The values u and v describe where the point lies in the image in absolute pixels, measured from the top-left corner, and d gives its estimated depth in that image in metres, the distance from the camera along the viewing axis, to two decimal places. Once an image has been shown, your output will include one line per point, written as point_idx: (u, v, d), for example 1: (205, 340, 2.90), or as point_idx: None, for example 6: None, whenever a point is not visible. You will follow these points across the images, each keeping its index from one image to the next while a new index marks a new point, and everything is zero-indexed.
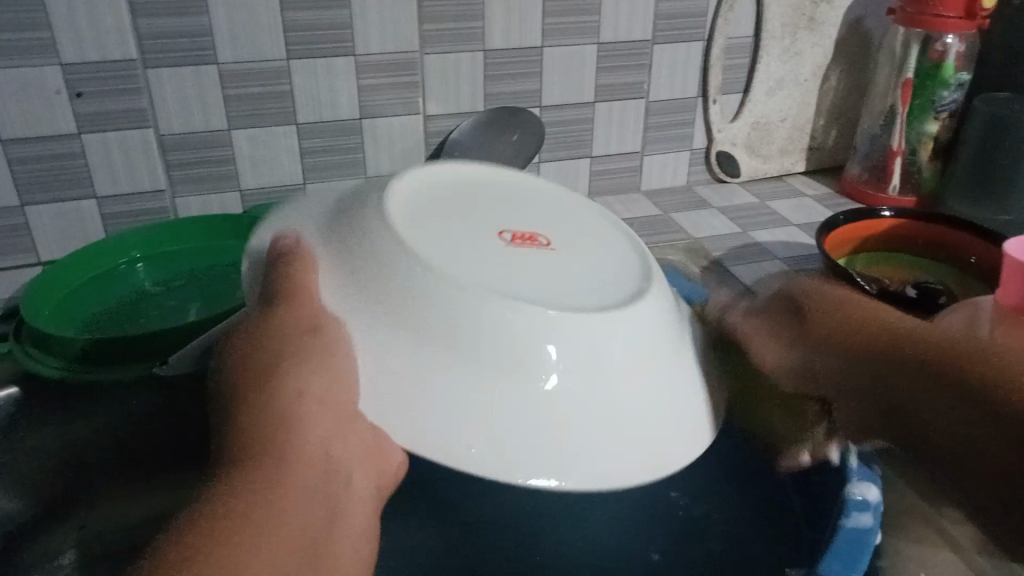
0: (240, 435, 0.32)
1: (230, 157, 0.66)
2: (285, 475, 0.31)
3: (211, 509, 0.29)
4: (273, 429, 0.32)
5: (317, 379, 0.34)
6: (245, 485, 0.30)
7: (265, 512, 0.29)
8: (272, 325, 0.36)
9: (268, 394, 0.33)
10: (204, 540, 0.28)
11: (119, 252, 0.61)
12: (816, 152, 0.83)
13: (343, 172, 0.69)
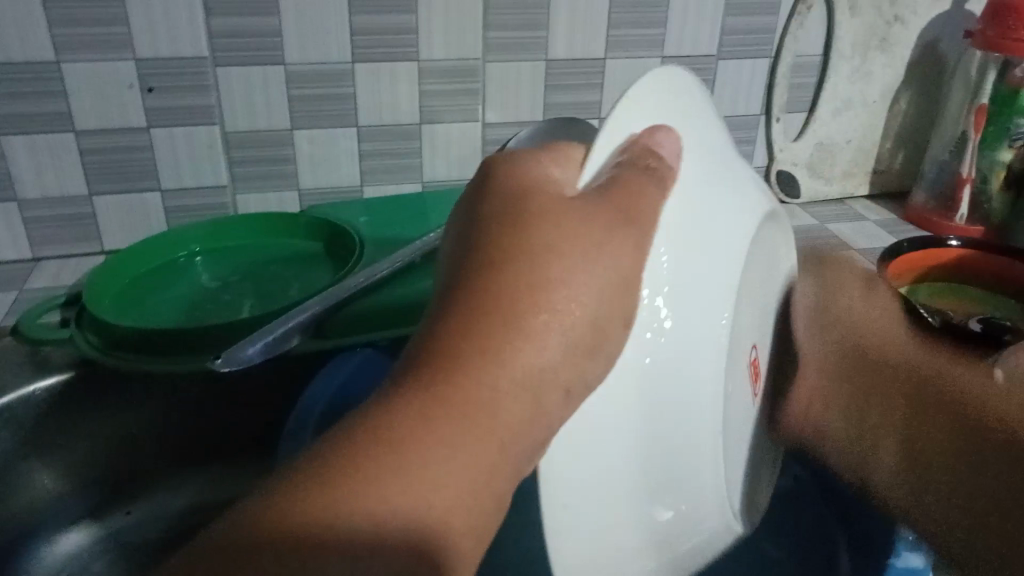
0: (476, 348, 0.28)
1: (291, 156, 0.67)
2: (482, 427, 0.27)
3: (410, 414, 0.27)
4: (501, 370, 0.27)
5: (559, 355, 0.28)
6: (435, 418, 0.27)
7: (437, 462, 0.26)
8: (563, 224, 0.30)
9: (518, 330, 0.28)
10: (352, 470, 0.26)
11: (180, 245, 0.63)
12: (882, 176, 0.81)
13: (400, 176, 0.70)
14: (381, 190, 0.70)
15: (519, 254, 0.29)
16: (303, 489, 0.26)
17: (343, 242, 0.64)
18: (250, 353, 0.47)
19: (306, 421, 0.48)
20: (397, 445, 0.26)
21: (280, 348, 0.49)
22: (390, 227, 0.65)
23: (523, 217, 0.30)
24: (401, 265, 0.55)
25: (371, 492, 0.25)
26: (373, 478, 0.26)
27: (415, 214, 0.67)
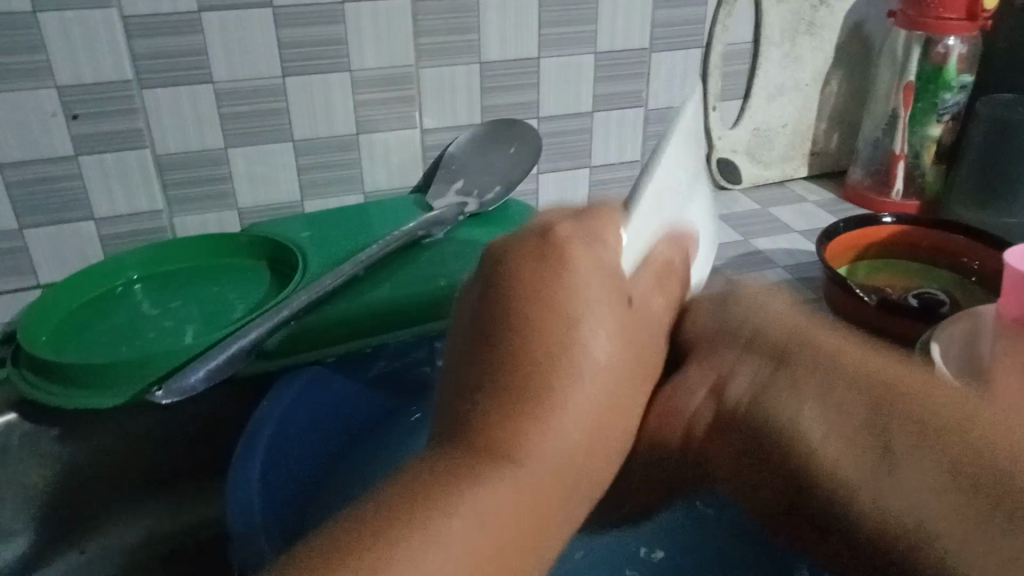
0: (499, 422, 0.30)
1: (227, 175, 0.65)
2: (503, 499, 0.29)
3: (432, 486, 0.29)
4: (521, 445, 0.30)
5: (579, 422, 0.31)
6: (456, 484, 0.29)
7: (473, 528, 0.29)
8: (577, 291, 0.33)
9: (543, 404, 0.30)
10: (382, 530, 0.28)
11: (117, 274, 0.61)
12: (819, 157, 0.82)
13: (341, 188, 0.69)
14: (322, 204, 0.69)
15: (538, 326, 0.32)
16: (333, 551, 0.28)
17: (287, 259, 0.63)
18: (190, 383, 0.46)
19: (257, 441, 0.46)
20: (426, 515, 0.29)
21: (224, 376, 0.48)
22: (332, 241, 0.64)
23: (530, 283, 0.33)
24: (344, 279, 0.55)
25: (400, 553, 0.27)
26: (404, 542, 0.28)
27: (358, 225, 0.66)
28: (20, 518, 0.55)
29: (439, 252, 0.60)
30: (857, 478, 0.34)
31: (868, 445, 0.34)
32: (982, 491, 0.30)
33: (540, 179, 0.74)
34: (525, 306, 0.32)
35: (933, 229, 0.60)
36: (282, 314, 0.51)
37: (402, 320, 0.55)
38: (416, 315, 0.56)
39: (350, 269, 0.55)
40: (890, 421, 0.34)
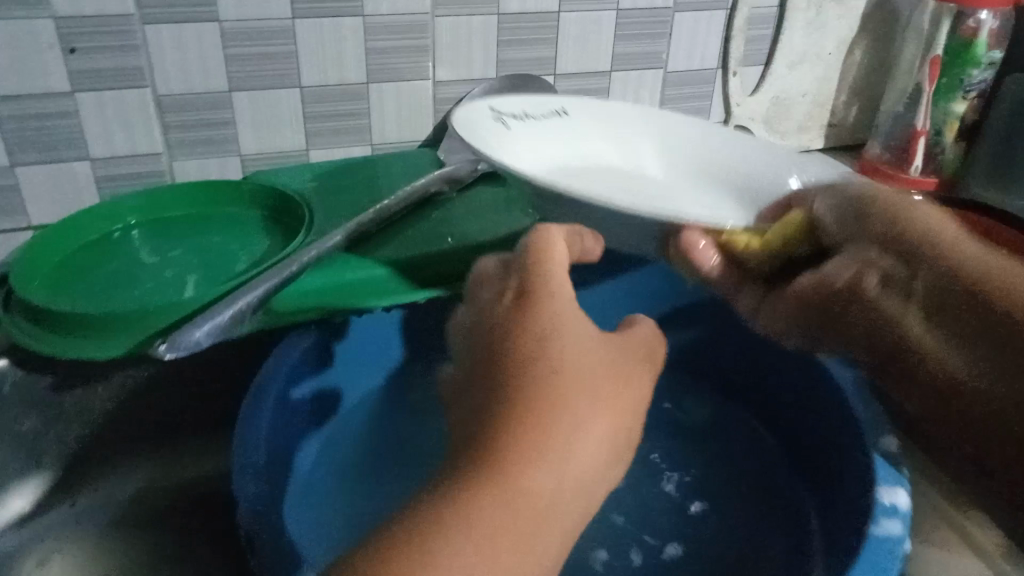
0: (511, 434, 0.32)
1: (231, 120, 0.63)
2: (574, 467, 0.32)
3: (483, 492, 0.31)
4: (552, 463, 0.32)
5: (596, 412, 0.34)
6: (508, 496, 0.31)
7: (501, 543, 0.30)
8: (562, 313, 0.37)
9: (569, 391, 0.33)
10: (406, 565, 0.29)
11: (113, 218, 0.59)
12: (837, 129, 0.80)
13: (347, 138, 0.66)
14: (329, 154, 0.67)
15: (534, 352, 0.35)
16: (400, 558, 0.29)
17: (290, 211, 0.61)
18: (196, 339, 0.44)
19: (264, 400, 0.47)
20: (445, 528, 0.30)
21: (231, 332, 0.47)
22: (338, 192, 0.62)
23: (511, 327, 0.36)
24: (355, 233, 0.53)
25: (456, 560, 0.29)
26: (453, 557, 0.29)
27: (366, 178, 0.64)
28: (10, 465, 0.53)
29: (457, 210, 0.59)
30: (886, 307, 0.45)
31: (943, 304, 0.42)
32: (1010, 349, 0.39)
33: None
34: (518, 339, 0.35)
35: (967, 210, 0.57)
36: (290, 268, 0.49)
37: (410, 276, 0.54)
38: (426, 271, 0.54)
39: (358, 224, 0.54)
40: (923, 259, 0.43)
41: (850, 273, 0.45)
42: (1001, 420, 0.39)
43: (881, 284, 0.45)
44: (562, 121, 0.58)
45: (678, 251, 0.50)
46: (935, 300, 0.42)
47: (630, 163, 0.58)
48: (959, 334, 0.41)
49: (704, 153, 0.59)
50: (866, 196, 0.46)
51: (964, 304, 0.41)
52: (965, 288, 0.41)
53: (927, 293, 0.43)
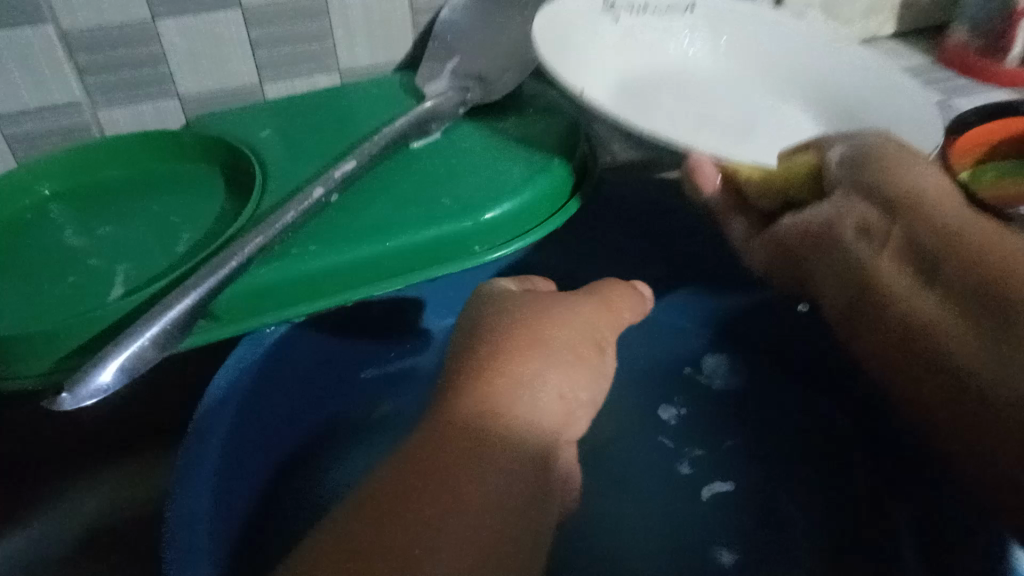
0: (479, 384, 0.33)
1: (161, 55, 0.51)
2: (520, 420, 0.32)
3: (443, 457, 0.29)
4: (511, 401, 0.33)
5: (567, 360, 0.36)
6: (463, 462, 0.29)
7: (495, 470, 0.29)
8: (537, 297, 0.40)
9: (540, 340, 0.36)
10: (369, 544, 0.26)
11: (25, 191, 0.48)
12: (911, 9, 0.65)
13: (309, 66, 0.54)
14: (287, 87, 0.55)
15: (514, 323, 0.37)
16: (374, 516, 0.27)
17: (241, 165, 0.49)
18: (100, 380, 0.33)
19: (208, 437, 0.37)
20: (430, 472, 0.29)
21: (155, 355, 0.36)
22: (302, 138, 0.49)
23: (493, 308, 0.39)
24: (313, 207, 0.40)
25: (443, 499, 0.28)
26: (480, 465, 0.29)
27: (331, 115, 0.51)
28: None
29: (444, 155, 0.45)
30: (901, 286, 0.40)
31: (923, 261, 0.38)
32: (981, 313, 0.35)
33: None
34: (491, 317, 0.38)
35: None
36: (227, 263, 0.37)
37: (394, 259, 0.40)
38: (415, 249, 0.41)
39: (319, 191, 0.40)
40: (904, 210, 0.40)
41: (858, 260, 0.43)
42: (978, 400, 0.34)
43: (858, 230, 0.43)
44: (648, 23, 0.51)
45: (699, 197, 0.51)
46: (911, 249, 0.39)
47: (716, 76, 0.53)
48: (946, 304, 0.37)
49: (813, 69, 0.52)
50: (874, 163, 0.41)
51: (947, 318, 0.37)
52: (978, 280, 0.35)
53: (918, 267, 0.39)
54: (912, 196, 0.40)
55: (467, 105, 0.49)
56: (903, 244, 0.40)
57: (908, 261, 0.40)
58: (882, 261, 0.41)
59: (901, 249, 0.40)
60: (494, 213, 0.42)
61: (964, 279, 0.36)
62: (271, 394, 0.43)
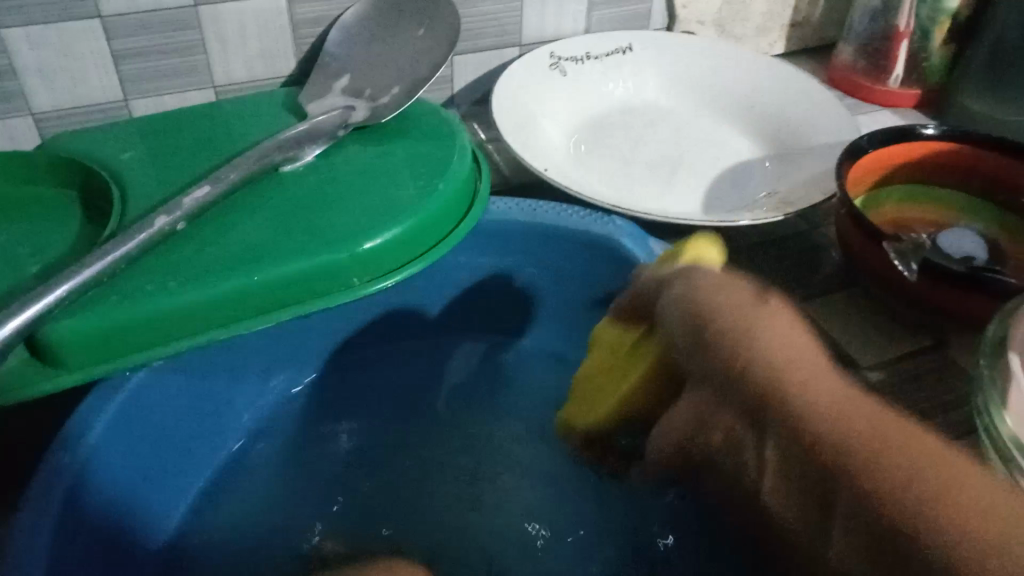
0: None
1: (8, 68, 0.46)
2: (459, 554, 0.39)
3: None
4: None
5: None
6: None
7: None
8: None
9: None
10: None
11: None
12: (800, 30, 0.66)
13: (180, 81, 0.50)
14: (157, 103, 0.51)
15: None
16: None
17: (99, 190, 0.45)
18: None
19: (47, 509, 0.33)
20: None
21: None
22: (169, 159, 0.46)
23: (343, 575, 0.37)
24: (157, 235, 0.38)
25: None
26: None
27: (201, 134, 0.48)
28: None
29: (318, 178, 0.43)
30: (796, 502, 0.29)
31: (812, 472, 0.26)
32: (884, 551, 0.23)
33: (455, 64, 0.56)
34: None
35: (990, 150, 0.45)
36: (52, 297, 0.34)
37: (258, 298, 0.38)
38: (293, 279, 0.38)
39: (163, 219, 0.38)
40: (706, 350, 0.30)
41: (689, 415, 0.35)
42: None
43: (724, 423, 0.32)
44: (585, 68, 0.57)
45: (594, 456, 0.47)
46: (801, 448, 0.26)
47: (650, 102, 0.58)
48: (781, 454, 0.28)
49: (730, 94, 0.58)
50: (690, 279, 0.33)
51: (778, 437, 0.28)
52: (757, 391, 0.28)
53: (747, 416, 0.29)
54: (694, 301, 0.32)
55: (351, 126, 0.46)
56: (795, 451, 0.27)
57: (797, 458, 0.27)
58: (778, 446, 0.28)
59: (789, 461, 0.27)
60: (374, 243, 0.39)
61: (814, 462, 0.26)
62: (123, 446, 0.40)
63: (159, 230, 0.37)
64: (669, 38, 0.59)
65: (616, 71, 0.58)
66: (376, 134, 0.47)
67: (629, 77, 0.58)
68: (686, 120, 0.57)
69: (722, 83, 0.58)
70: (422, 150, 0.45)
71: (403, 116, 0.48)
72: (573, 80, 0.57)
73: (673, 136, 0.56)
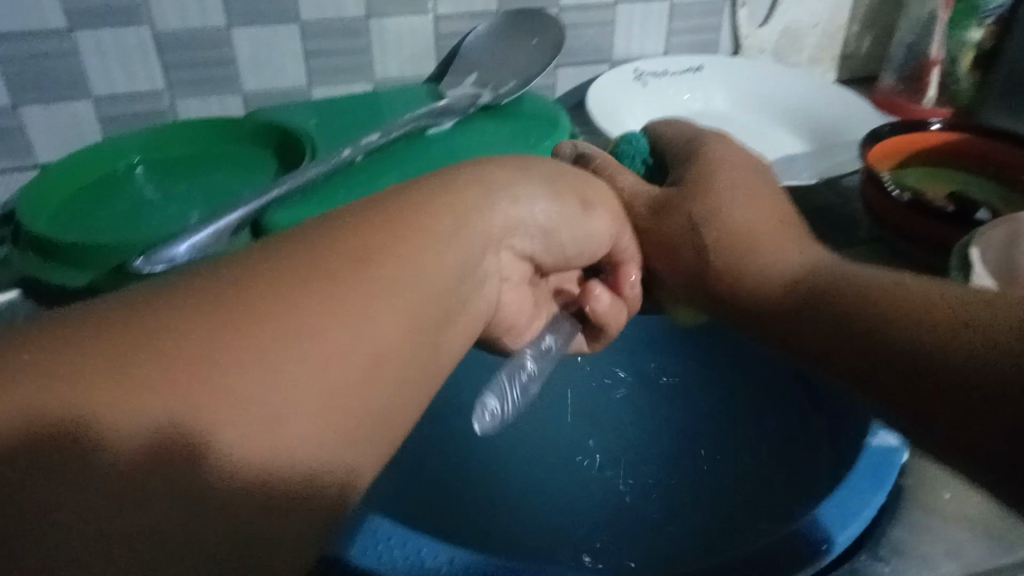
0: (256, 312, 0.25)
1: (230, 57, 0.62)
2: (351, 301, 0.27)
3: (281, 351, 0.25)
4: (291, 325, 0.26)
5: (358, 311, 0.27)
6: (298, 310, 0.26)
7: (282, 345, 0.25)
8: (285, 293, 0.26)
9: (346, 272, 0.28)
10: (271, 295, 0.26)
11: (118, 156, 0.59)
12: (848, 61, 0.78)
13: (349, 75, 0.66)
14: (330, 92, 0.66)
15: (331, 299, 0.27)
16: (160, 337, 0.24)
17: (292, 146, 0.60)
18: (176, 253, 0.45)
19: None
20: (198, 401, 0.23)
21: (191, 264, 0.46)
22: (342, 127, 0.61)
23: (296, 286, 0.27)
24: (342, 164, 0.52)
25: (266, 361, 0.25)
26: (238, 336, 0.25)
27: (366, 112, 0.63)
28: None
29: (451, 140, 0.57)
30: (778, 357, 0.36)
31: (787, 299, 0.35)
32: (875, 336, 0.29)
33: (558, 73, 0.70)
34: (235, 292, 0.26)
35: (993, 140, 0.56)
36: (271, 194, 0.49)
37: None
38: None
39: (347, 152, 0.52)
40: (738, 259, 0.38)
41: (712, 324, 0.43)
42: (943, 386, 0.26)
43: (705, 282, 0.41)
44: (664, 81, 0.71)
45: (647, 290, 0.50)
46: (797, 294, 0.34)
47: (716, 110, 0.71)
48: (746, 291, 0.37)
49: (783, 103, 0.70)
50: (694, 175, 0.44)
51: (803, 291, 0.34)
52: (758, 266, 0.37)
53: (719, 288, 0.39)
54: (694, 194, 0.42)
55: (479, 108, 0.61)
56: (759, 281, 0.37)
57: (763, 286, 0.36)
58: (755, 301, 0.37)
59: (775, 308, 0.35)
60: None
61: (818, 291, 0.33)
62: None
63: (346, 160, 0.52)
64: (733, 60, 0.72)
65: (690, 85, 0.71)
66: (498, 113, 0.61)
67: (700, 88, 0.71)
68: (747, 125, 0.70)
69: (777, 96, 0.71)
70: (531, 124, 0.59)
71: (518, 103, 0.62)
72: (654, 89, 0.70)
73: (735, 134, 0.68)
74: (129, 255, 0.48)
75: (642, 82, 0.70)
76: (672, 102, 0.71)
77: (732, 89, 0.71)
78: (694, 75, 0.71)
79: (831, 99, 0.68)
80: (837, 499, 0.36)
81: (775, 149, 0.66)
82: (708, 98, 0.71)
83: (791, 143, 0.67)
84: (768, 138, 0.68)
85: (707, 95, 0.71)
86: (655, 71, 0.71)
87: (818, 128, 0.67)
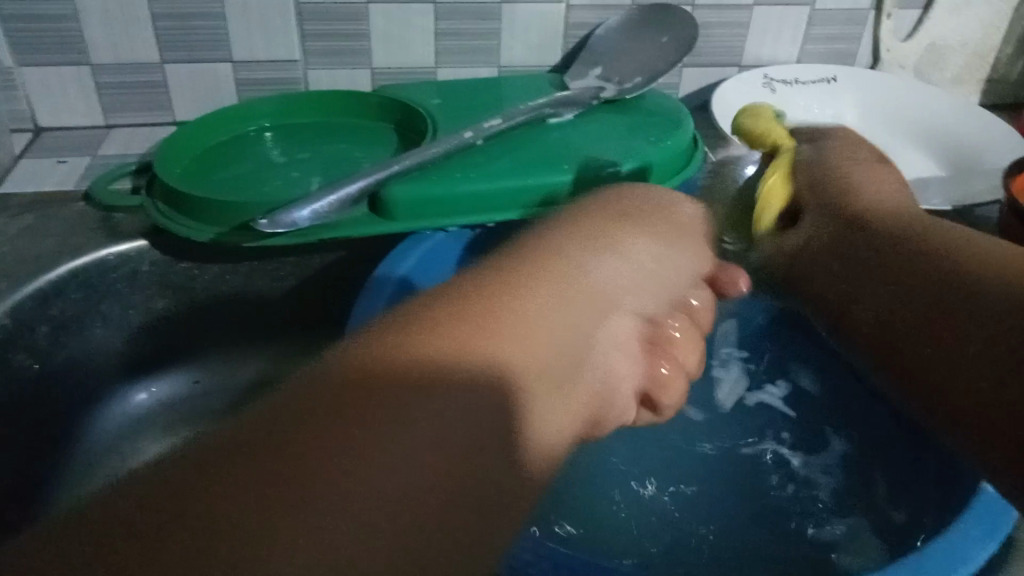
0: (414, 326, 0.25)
1: (365, 31, 0.64)
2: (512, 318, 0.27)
3: (431, 322, 0.25)
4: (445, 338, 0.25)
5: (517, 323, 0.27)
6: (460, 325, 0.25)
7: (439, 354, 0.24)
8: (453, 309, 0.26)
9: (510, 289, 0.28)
10: (434, 315, 0.26)
11: (248, 119, 0.61)
12: (996, 85, 0.73)
13: (476, 58, 0.66)
14: (455, 73, 0.67)
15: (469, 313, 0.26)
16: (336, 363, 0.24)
17: (414, 123, 0.61)
18: (298, 215, 0.47)
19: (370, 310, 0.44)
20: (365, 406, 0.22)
21: (307, 227, 0.48)
22: (464, 108, 0.61)
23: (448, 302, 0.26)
24: (462, 145, 0.53)
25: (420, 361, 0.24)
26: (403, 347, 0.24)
27: (488, 97, 0.63)
28: (160, 331, 0.60)
29: (570, 130, 0.57)
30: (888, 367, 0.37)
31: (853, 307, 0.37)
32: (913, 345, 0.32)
33: (684, 73, 0.69)
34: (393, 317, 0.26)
35: None
36: (391, 168, 0.50)
37: (527, 196, 0.51)
38: (541, 194, 0.51)
39: (468, 134, 0.53)
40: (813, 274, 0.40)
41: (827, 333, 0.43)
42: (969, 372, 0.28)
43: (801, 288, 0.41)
44: (796, 89, 0.68)
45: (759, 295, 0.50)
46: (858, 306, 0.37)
47: (847, 123, 0.68)
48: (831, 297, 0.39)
49: (922, 122, 0.66)
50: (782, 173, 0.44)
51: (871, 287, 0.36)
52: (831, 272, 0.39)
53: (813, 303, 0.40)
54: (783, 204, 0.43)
55: (601, 101, 0.60)
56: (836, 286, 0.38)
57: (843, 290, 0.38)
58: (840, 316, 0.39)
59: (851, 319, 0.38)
60: (614, 171, 0.52)
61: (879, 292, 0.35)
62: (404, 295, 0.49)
63: (466, 142, 0.53)
64: (872, 73, 0.69)
65: (823, 96, 0.68)
66: (619, 108, 0.60)
67: (832, 100, 0.68)
68: (879, 143, 0.66)
69: (916, 114, 0.67)
70: (652, 121, 0.58)
71: (641, 99, 0.61)
72: (785, 96, 0.68)
73: (865, 150, 0.65)
74: (251, 213, 0.50)
75: (773, 88, 0.67)
76: (802, 113, 0.68)
77: (867, 103, 0.68)
78: (828, 85, 0.68)
79: (975, 123, 0.64)
80: (944, 540, 0.34)
81: (908, 171, 0.63)
82: (840, 111, 0.68)
83: (926, 165, 0.64)
84: (900, 158, 0.65)
85: (840, 108, 0.68)
86: (787, 78, 0.68)
87: (957, 151, 0.63)
